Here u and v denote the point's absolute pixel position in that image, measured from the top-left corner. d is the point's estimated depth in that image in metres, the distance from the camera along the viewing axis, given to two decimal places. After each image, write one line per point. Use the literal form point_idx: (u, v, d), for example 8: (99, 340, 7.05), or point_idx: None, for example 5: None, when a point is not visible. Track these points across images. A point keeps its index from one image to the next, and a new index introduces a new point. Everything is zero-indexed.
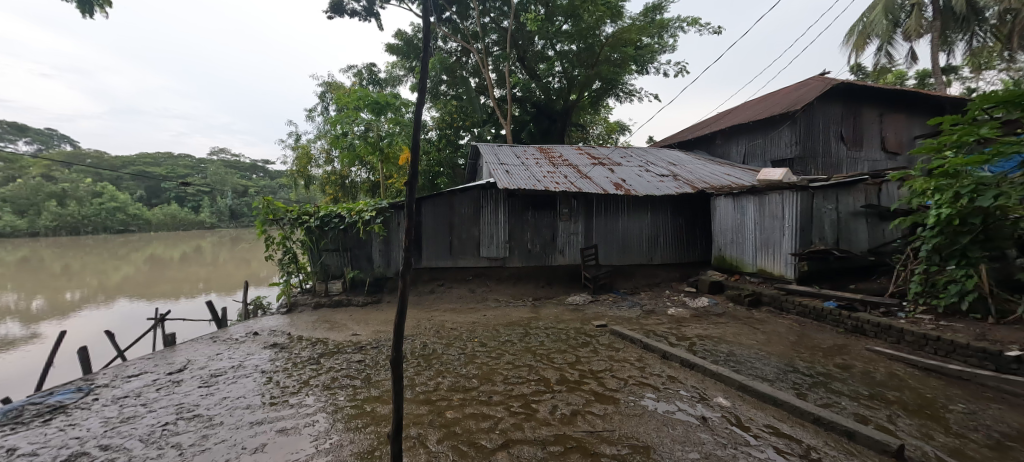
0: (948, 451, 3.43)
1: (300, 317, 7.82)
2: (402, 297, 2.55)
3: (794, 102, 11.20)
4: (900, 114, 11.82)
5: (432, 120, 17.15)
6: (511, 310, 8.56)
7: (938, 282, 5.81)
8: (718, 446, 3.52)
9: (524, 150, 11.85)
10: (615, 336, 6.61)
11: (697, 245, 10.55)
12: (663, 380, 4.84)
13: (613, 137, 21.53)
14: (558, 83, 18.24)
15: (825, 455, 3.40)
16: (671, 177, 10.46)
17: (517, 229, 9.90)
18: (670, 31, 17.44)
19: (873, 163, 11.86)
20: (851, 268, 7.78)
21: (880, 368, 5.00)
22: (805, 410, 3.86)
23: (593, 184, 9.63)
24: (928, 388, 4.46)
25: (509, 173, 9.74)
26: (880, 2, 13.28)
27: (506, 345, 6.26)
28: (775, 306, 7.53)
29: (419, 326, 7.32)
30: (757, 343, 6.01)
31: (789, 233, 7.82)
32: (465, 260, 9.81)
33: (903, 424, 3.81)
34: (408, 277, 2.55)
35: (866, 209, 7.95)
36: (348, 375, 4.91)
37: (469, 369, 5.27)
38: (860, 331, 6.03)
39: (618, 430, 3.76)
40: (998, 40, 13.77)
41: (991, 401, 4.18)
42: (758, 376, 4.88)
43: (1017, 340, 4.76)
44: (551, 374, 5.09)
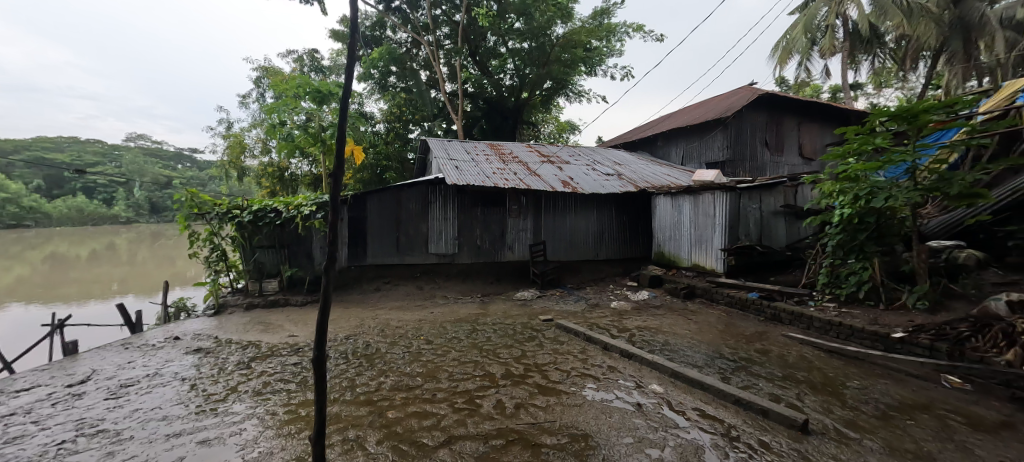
0: (844, 423, 3.86)
1: (229, 319, 7.28)
2: (323, 299, 2.43)
3: (725, 108, 12.03)
4: (814, 123, 13.05)
5: (381, 112, 16.67)
6: (459, 307, 8.51)
7: (841, 274, 6.54)
8: (649, 430, 3.72)
9: (474, 146, 11.78)
10: (559, 329, 6.80)
11: (639, 242, 11.03)
12: (603, 370, 5.05)
13: (563, 137, 22.02)
14: (509, 80, 18.29)
15: (742, 432, 3.70)
16: (615, 176, 10.87)
17: (466, 225, 9.89)
18: (617, 35, 18.07)
19: (792, 167, 12.98)
20: (773, 263, 8.51)
21: (792, 352, 5.52)
22: (727, 393, 4.20)
23: (541, 181, 9.79)
24: (831, 368, 5.01)
25: (458, 169, 9.68)
26: (801, 22, 14.51)
27: (452, 342, 6.24)
28: (707, 298, 8.08)
29: (362, 325, 7.09)
30: (689, 332, 6.44)
31: (719, 229, 8.40)
32: (411, 256, 9.63)
33: (809, 401, 4.24)
34: (331, 278, 2.44)
35: (785, 209, 8.72)
36: (281, 379, 4.66)
37: (413, 367, 5.19)
38: (777, 319, 6.65)
39: (559, 420, 3.87)
40: (894, 61, 15.55)
41: (880, 377, 4.75)
42: (688, 363, 5.22)
43: (900, 323, 5.47)
44: (496, 369, 5.14)
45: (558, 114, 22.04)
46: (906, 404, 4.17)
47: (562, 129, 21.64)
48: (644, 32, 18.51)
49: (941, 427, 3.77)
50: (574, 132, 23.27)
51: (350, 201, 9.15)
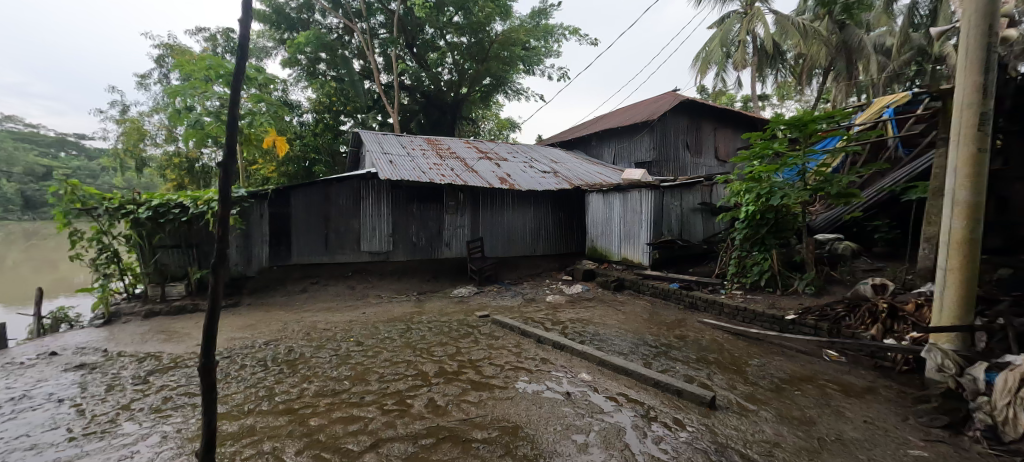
0: (745, 396, 4.31)
1: (122, 329, 6.48)
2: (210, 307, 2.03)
3: (651, 112, 12.79)
4: (728, 129, 14.29)
5: (308, 101, 15.69)
6: (393, 306, 8.28)
7: (747, 265, 7.29)
8: (576, 417, 3.89)
9: (410, 140, 11.46)
10: (496, 325, 6.88)
11: (573, 237, 11.41)
12: (536, 363, 5.20)
13: (502, 134, 22.23)
14: (447, 75, 17.95)
15: (660, 412, 4.00)
16: (551, 173, 11.13)
17: (400, 221, 9.62)
18: (555, 37, 18.33)
19: (709, 169, 14.11)
20: (692, 255, 9.22)
21: (706, 336, 6.05)
22: (648, 376, 4.55)
23: (477, 178, 9.78)
24: (737, 348, 5.57)
25: (392, 163, 9.39)
26: (718, 36, 15.76)
27: (384, 342, 6.06)
28: (634, 289, 8.59)
29: (285, 330, 6.65)
30: (617, 322, 6.81)
31: (645, 225, 8.94)
32: (342, 255, 9.19)
33: (717, 379, 4.68)
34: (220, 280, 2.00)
35: (702, 206, 9.46)
36: (185, 393, 4.24)
37: (341, 371, 4.97)
38: (694, 307, 7.26)
39: (490, 414, 3.92)
40: (794, 76, 17.46)
41: (775, 354, 5.37)
42: (616, 351, 5.53)
43: (793, 306, 6.21)
44: (429, 367, 5.08)
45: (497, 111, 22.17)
46: (795, 376, 4.74)
47: (502, 126, 21.77)
48: (580, 35, 19.10)
49: (821, 395, 4.33)
50: (513, 130, 23.50)
51: (272, 196, 8.53)
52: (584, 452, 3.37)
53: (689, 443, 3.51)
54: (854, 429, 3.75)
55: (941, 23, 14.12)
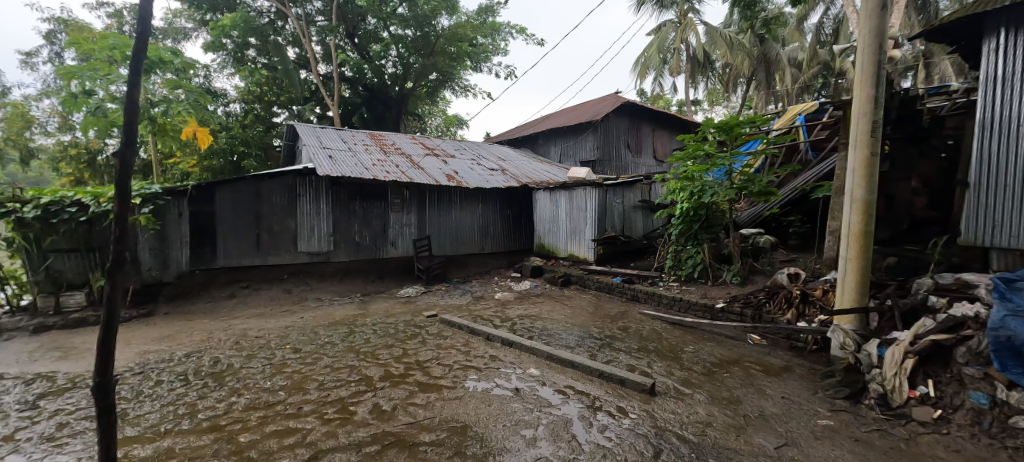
0: (681, 381, 4.59)
1: (6, 347, 5.67)
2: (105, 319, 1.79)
3: (595, 113, 13.22)
4: (665, 131, 15.09)
5: (236, 90, 14.65)
6: (335, 309, 7.92)
7: (682, 259, 7.76)
8: (526, 412, 3.94)
9: (351, 135, 10.99)
10: (443, 325, 6.82)
11: (522, 235, 11.51)
12: (485, 361, 5.22)
13: (450, 131, 22.36)
14: (391, 68, 17.40)
15: (605, 401, 4.17)
16: (499, 171, 11.17)
17: (342, 219, 9.23)
18: (502, 35, 18.28)
19: (648, 168, 14.83)
20: (633, 250, 9.65)
21: (646, 327, 6.38)
22: (593, 368, 4.71)
23: (423, 174, 9.59)
24: (674, 337, 5.92)
25: (332, 159, 8.98)
26: (655, 43, 16.55)
27: (324, 348, 5.80)
28: (580, 284, 8.84)
29: (210, 339, 6.16)
30: (564, 317, 6.99)
31: (590, 222, 9.22)
32: (277, 256, 8.65)
33: (657, 367, 4.95)
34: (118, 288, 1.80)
35: (643, 203, 9.93)
36: (86, 417, 3.80)
37: (276, 381, 4.68)
38: (636, 299, 7.63)
39: (438, 416, 3.88)
40: (722, 84, 18.78)
41: (707, 340, 5.77)
42: (563, 345, 5.68)
43: (722, 295, 6.70)
44: (374, 371, 4.96)
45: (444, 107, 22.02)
46: (724, 360, 5.13)
47: (450, 122, 21.91)
48: (526, 34, 19.24)
49: (746, 376, 4.72)
50: (461, 127, 23.36)
51: (193, 194, 7.85)
52: (533, 446, 3.43)
53: (632, 429, 3.68)
54: (774, 404, 4.12)
55: (843, 41, 15.82)
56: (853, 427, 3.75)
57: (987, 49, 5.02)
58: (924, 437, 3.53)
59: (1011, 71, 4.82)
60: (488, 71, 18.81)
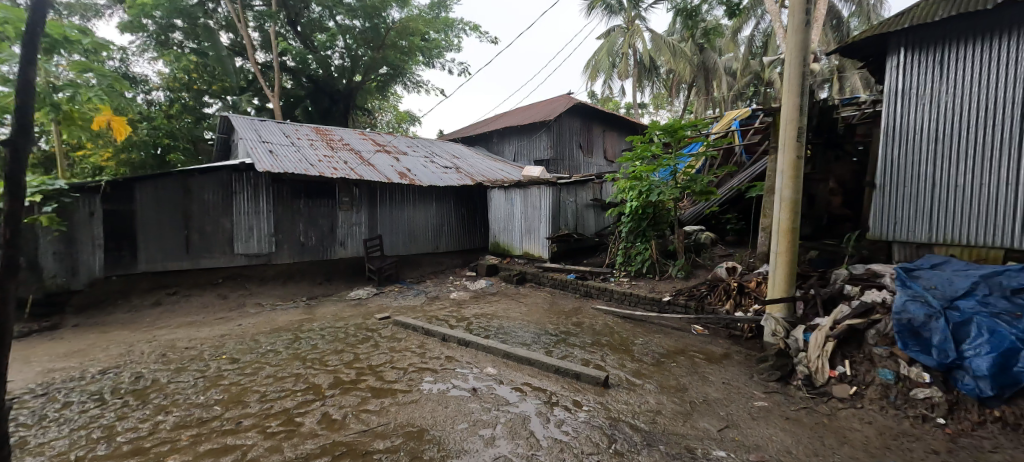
0: (632, 373, 4.81)
1: None
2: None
3: (548, 113, 13.44)
4: (614, 132, 15.64)
5: (160, 76, 13.47)
6: (278, 314, 7.51)
7: (632, 255, 8.10)
8: (483, 412, 3.96)
9: (295, 129, 10.41)
10: (397, 327, 6.67)
11: (477, 233, 11.49)
12: (441, 362, 5.19)
13: (402, 127, 22.04)
14: (338, 60, 16.72)
15: (560, 396, 4.28)
16: (453, 169, 11.06)
17: (285, 218, 8.76)
18: (455, 31, 17.95)
19: (599, 168, 15.31)
20: (586, 248, 9.93)
21: (599, 322, 6.62)
22: (549, 364, 4.82)
23: (374, 172, 9.29)
24: (625, 330, 6.19)
25: (273, 154, 8.48)
26: (605, 47, 17.05)
27: (267, 356, 5.50)
28: (535, 282, 8.97)
29: (132, 353, 5.63)
30: (520, 314, 7.08)
31: (544, 220, 9.37)
32: (211, 258, 8.06)
33: (609, 360, 5.15)
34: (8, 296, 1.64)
35: (595, 202, 10.23)
36: None
37: (210, 396, 4.41)
38: (589, 295, 7.87)
39: (393, 422, 3.81)
40: (667, 88, 19.73)
41: (655, 332, 6.09)
42: (519, 342, 5.75)
43: (668, 289, 7.08)
44: (322, 379, 4.79)
45: (396, 103, 21.65)
46: (670, 350, 5.43)
47: (401, 119, 21.54)
48: (480, 32, 19.07)
49: (691, 365, 5.01)
50: (413, 123, 22.89)
51: (108, 191, 7.18)
52: (491, 445, 3.45)
53: (587, 422, 3.80)
54: (714, 390, 4.43)
55: (771, 53, 17.13)
56: (783, 407, 4.10)
57: (892, 64, 5.63)
58: (843, 412, 3.94)
59: (909, 85, 5.45)
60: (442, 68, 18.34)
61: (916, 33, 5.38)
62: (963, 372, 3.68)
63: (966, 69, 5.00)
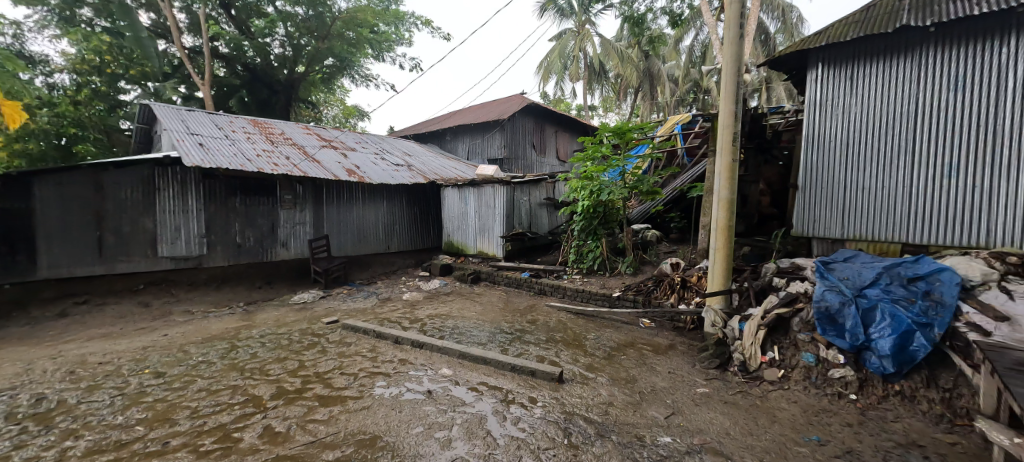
0: (585, 367, 4.97)
1: None
2: None
3: (501, 112, 13.47)
4: (565, 133, 15.98)
5: (64, 56, 11.92)
6: (210, 322, 6.92)
7: (584, 252, 8.33)
8: (438, 414, 3.90)
9: (229, 121, 9.63)
10: (346, 330, 6.39)
11: (430, 232, 11.27)
12: (394, 365, 5.05)
13: (349, 122, 21.14)
14: (278, 49, 15.65)
15: (516, 394, 4.33)
16: (404, 166, 10.76)
17: (218, 218, 8.07)
18: (406, 25, 17.43)
19: (552, 168, 15.57)
20: (539, 246, 10.09)
21: (553, 319, 6.75)
22: (504, 362, 4.86)
23: (319, 168, 8.82)
24: (578, 326, 6.37)
25: (203, 147, 7.78)
26: (556, 49, 17.38)
27: (199, 368, 5.06)
28: (490, 281, 8.96)
29: (30, 371, 4.95)
30: (475, 313, 7.05)
31: (499, 219, 9.39)
32: (130, 263, 7.24)
33: (563, 355, 5.28)
34: None
35: (547, 201, 10.42)
36: None
37: (130, 415, 3.98)
38: (543, 292, 8.01)
39: (343, 430, 3.67)
40: (615, 92, 20.47)
41: (607, 327, 6.32)
42: (475, 342, 5.72)
43: (618, 285, 7.37)
44: (264, 389, 4.49)
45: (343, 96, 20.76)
46: (621, 344, 5.67)
47: (348, 113, 20.73)
48: (432, 27, 18.64)
49: (639, 357, 5.27)
50: (361, 118, 22.06)
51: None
52: (448, 447, 3.42)
53: (544, 417, 3.88)
54: (661, 379, 4.68)
55: (709, 63, 18.32)
56: (722, 392, 4.43)
57: (811, 78, 6.24)
58: (774, 393, 4.34)
59: (826, 97, 6.09)
60: (391, 61, 17.89)
61: (831, 51, 6.01)
62: (871, 352, 4.20)
63: (873, 85, 5.69)
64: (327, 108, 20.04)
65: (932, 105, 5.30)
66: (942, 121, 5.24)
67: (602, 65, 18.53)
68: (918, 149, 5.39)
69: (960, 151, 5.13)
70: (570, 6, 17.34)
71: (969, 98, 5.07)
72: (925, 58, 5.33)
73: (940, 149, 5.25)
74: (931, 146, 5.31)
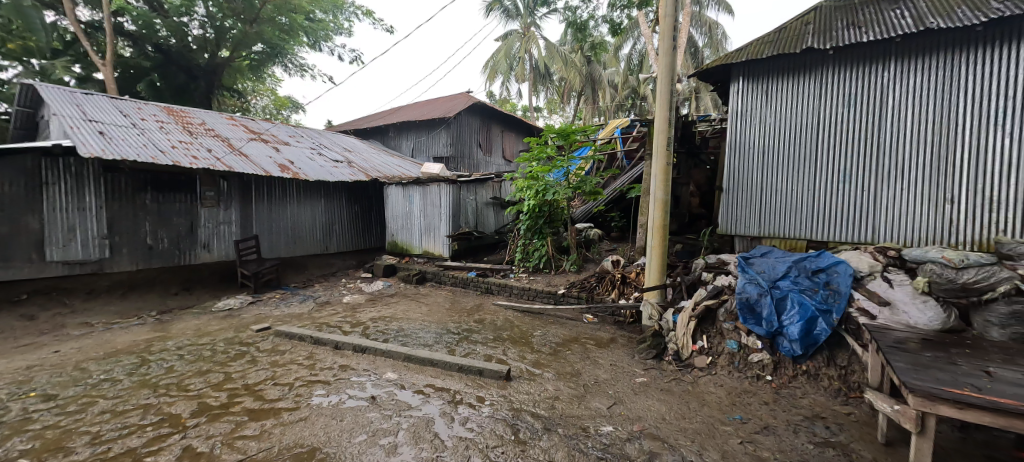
0: (532, 364, 5.07)
1: None
2: None
3: (447, 110, 13.28)
4: (511, 133, 16.13)
5: None
6: (111, 334, 6.11)
7: (530, 251, 8.48)
8: (383, 420, 3.78)
9: (136, 107, 8.55)
10: (279, 338, 5.97)
11: (372, 232, 10.83)
12: (335, 372, 4.81)
13: (280, 113, 19.73)
14: (198, 30, 14.08)
15: (465, 394, 4.32)
16: (344, 163, 10.24)
17: (123, 217, 7.16)
18: (346, 14, 16.43)
19: (498, 167, 15.63)
20: (485, 245, 10.10)
21: (500, 317, 6.81)
22: (451, 363, 4.81)
23: (247, 163, 8.13)
24: (526, 324, 6.49)
25: (104, 135, 6.85)
26: (502, 50, 17.47)
27: (101, 387, 4.47)
28: (435, 281, 8.82)
29: None
30: (421, 315, 6.91)
31: (445, 218, 9.25)
32: (10, 269, 6.16)
33: (510, 353, 5.36)
34: None
35: (493, 200, 10.46)
36: None
37: (11, 447, 3.43)
38: (489, 291, 8.04)
39: (277, 445, 3.44)
40: (559, 94, 21.01)
41: (552, 324, 6.50)
42: (421, 344, 5.61)
43: (562, 282, 7.60)
44: (182, 407, 4.06)
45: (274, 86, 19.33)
46: (566, 339, 5.87)
47: (280, 105, 19.35)
48: (374, 18, 17.80)
49: (583, 351, 5.48)
50: (295, 110, 20.69)
51: None
52: (394, 453, 3.33)
53: (491, 416, 3.91)
54: (604, 371, 4.92)
55: (646, 72, 19.40)
56: (658, 380, 4.75)
57: (733, 90, 6.83)
58: (703, 379, 4.73)
59: (746, 109, 6.71)
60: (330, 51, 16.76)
61: (750, 67, 6.62)
62: (783, 337, 4.70)
63: (785, 100, 6.37)
64: (256, 97, 18.52)
65: (831, 120, 6.07)
66: (839, 135, 6.02)
67: (547, 69, 18.92)
68: (821, 159, 6.14)
69: (853, 161, 5.93)
70: (516, 7, 17.33)
71: (858, 115, 5.88)
72: (825, 79, 6.09)
73: (837, 158, 6.03)
74: (830, 156, 6.07)
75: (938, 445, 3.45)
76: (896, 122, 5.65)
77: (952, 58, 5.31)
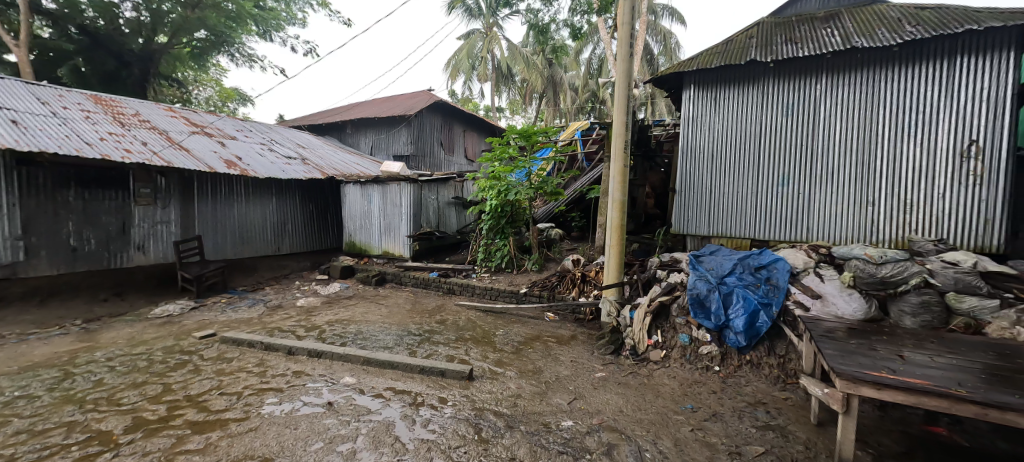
0: (495, 363, 5.11)
1: None
2: None
3: (408, 107, 13.01)
4: (473, 132, 16.05)
5: None
6: (23, 345, 5.49)
7: (492, 251, 8.49)
8: (341, 426, 3.68)
9: (56, 94, 7.73)
10: (226, 344, 5.62)
11: (328, 232, 10.42)
12: (288, 379, 4.61)
13: (226, 105, 18.49)
14: (129, 11, 12.87)
15: (426, 396, 4.28)
16: (297, 159, 9.77)
17: (41, 216, 6.45)
18: (299, 4, 15.37)
19: (460, 167, 15.51)
20: (447, 245, 10.01)
21: (462, 317, 6.79)
22: (412, 365, 4.75)
23: (188, 157, 7.56)
24: (489, 323, 6.51)
25: (17, 124, 6.14)
26: (465, 49, 17.35)
27: (14, 405, 4.03)
28: (396, 282, 8.64)
29: None
30: (380, 317, 6.74)
31: (405, 218, 9.07)
32: None
33: (473, 353, 5.37)
34: None
35: (455, 200, 10.38)
36: None
37: None
38: (451, 291, 7.99)
39: (223, 459, 3.25)
40: (521, 95, 21.14)
41: (514, 323, 6.56)
42: (380, 347, 5.49)
43: (523, 281, 7.69)
44: (113, 422, 3.74)
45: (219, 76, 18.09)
46: (529, 337, 5.97)
47: (227, 97, 18.14)
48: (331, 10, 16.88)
49: (545, 349, 5.59)
50: (243, 103, 19.46)
51: None
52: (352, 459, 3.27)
53: (454, 416, 3.91)
54: (565, 368, 5.05)
55: (605, 77, 19.94)
56: (616, 374, 4.94)
57: (685, 97, 7.20)
58: (658, 371, 4.98)
59: (697, 115, 7.09)
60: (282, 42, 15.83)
61: (700, 76, 7.01)
62: (729, 330, 5.02)
63: (731, 108, 6.81)
64: (197, 87, 17.29)
65: (771, 127, 6.56)
66: (778, 141, 6.51)
67: (510, 70, 18.96)
68: (763, 163, 6.61)
69: (790, 165, 6.44)
70: (478, 6, 17.25)
71: (795, 124, 6.40)
72: (767, 89, 6.55)
73: (777, 163, 6.52)
74: (771, 161, 6.56)
75: (861, 423, 3.84)
76: (826, 130, 6.20)
77: (873, 73, 5.90)
